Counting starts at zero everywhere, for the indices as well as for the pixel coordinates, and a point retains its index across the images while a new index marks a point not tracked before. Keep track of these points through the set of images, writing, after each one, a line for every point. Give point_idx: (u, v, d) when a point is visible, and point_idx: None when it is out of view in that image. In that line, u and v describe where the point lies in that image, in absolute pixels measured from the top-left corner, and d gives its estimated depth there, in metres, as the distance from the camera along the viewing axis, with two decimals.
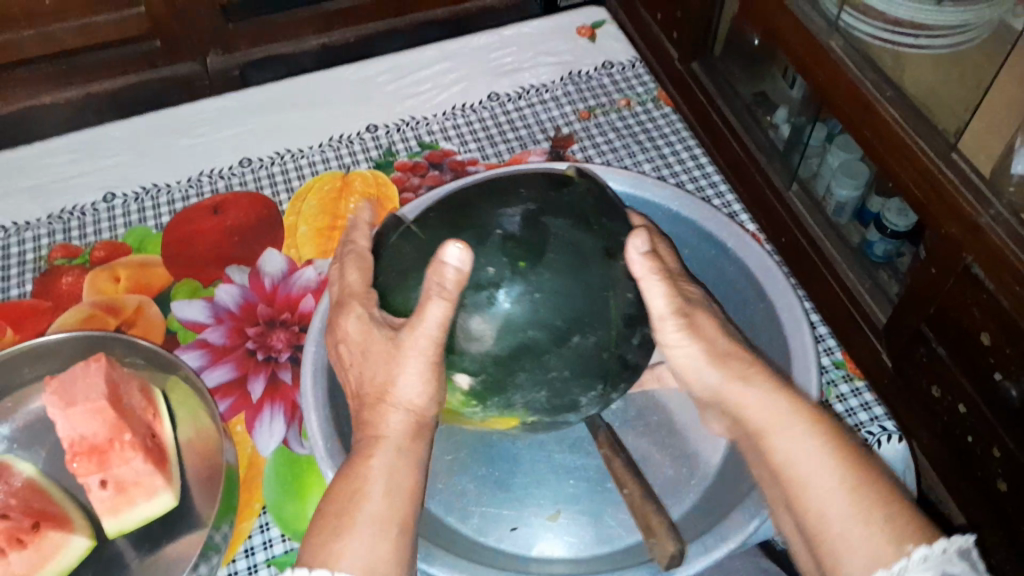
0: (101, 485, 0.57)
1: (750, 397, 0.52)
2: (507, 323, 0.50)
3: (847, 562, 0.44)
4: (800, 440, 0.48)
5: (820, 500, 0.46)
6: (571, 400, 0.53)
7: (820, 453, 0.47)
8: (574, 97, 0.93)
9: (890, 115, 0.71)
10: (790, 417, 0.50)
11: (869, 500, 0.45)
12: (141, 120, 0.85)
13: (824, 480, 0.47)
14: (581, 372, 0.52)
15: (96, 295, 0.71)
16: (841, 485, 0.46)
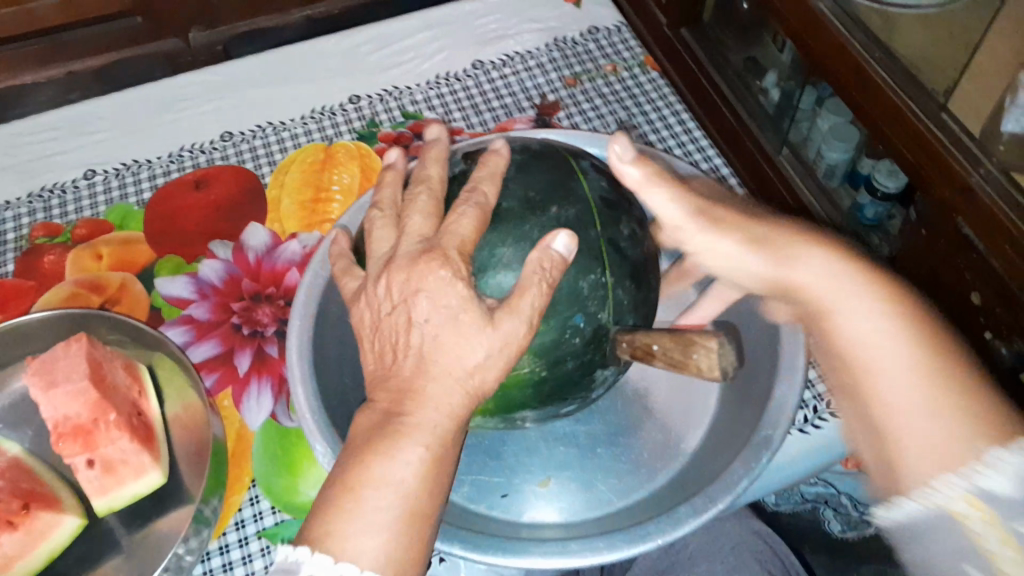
0: (89, 464, 0.57)
1: (813, 284, 0.55)
2: (494, 254, 0.50)
3: (912, 443, 0.49)
4: (862, 318, 0.52)
5: (896, 384, 0.50)
6: (568, 279, 0.50)
7: (880, 329, 0.51)
8: (560, 63, 0.92)
9: (881, 78, 0.70)
10: (852, 300, 0.53)
11: (934, 378, 0.49)
12: (121, 95, 0.84)
13: (893, 359, 0.50)
14: (575, 305, 0.51)
15: (79, 273, 0.71)
16: (912, 362, 0.50)
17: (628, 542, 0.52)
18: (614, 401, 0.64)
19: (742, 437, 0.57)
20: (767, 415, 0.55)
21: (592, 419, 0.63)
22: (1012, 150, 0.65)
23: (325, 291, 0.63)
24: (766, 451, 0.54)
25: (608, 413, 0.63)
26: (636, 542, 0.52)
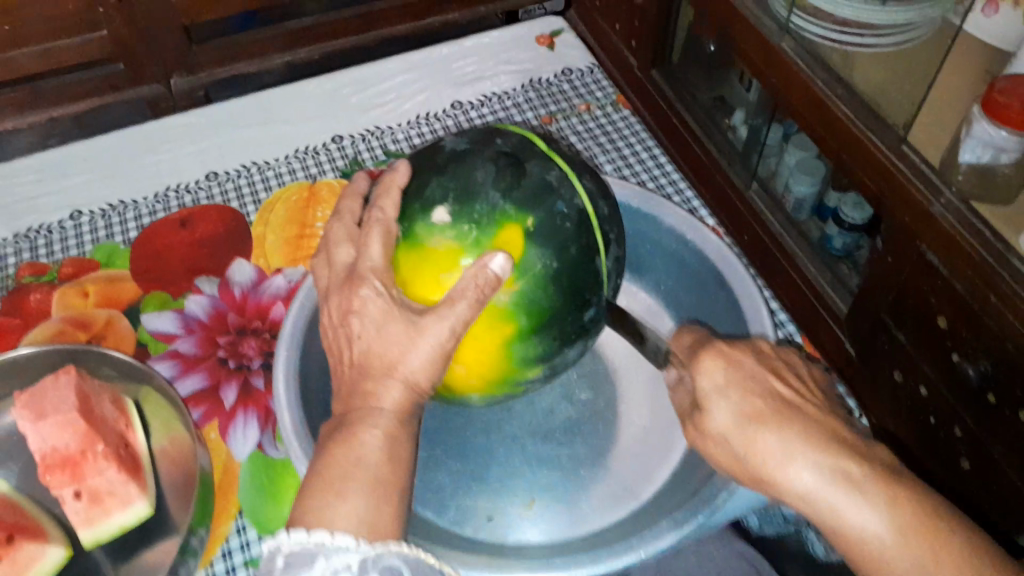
0: (76, 496, 0.57)
1: (781, 451, 0.45)
2: (467, 177, 0.53)
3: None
4: (811, 477, 0.44)
5: (876, 554, 0.42)
6: (539, 177, 0.54)
7: (843, 493, 0.43)
8: (536, 103, 0.95)
9: (844, 113, 0.74)
10: (792, 450, 0.45)
11: (935, 549, 0.41)
12: (106, 137, 0.85)
13: (868, 527, 0.42)
14: (549, 193, 0.54)
15: (65, 310, 0.72)
16: (887, 528, 0.42)
17: (611, 556, 0.53)
18: (597, 425, 0.65)
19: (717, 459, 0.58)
20: None
21: (573, 441, 0.64)
22: (970, 180, 0.68)
23: (310, 323, 0.64)
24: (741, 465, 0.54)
25: (590, 435, 0.65)
26: (621, 555, 0.53)
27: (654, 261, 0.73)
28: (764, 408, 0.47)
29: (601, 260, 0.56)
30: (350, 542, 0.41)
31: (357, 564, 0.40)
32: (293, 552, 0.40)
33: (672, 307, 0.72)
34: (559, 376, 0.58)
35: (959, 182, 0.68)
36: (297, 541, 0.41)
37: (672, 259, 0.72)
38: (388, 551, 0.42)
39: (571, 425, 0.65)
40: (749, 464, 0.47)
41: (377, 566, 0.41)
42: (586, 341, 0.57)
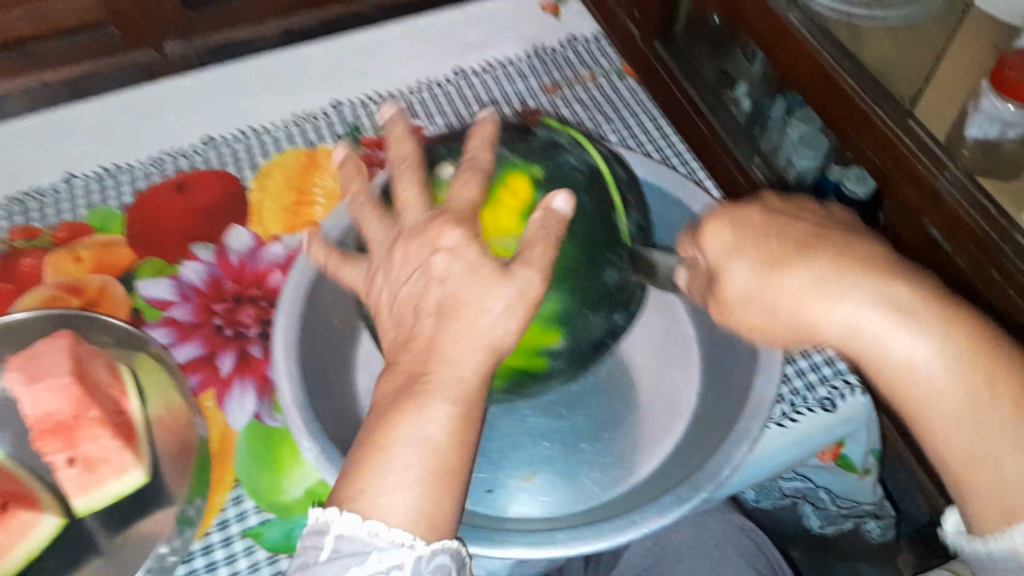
0: (68, 462, 0.56)
1: (826, 299, 0.45)
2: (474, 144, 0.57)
3: (969, 460, 0.42)
4: (859, 312, 0.44)
5: (927, 391, 0.42)
6: (546, 138, 0.57)
7: (893, 327, 0.43)
8: (539, 71, 0.93)
9: (850, 86, 0.72)
10: (839, 296, 0.44)
11: (981, 377, 0.41)
12: (99, 100, 0.83)
13: (919, 355, 0.42)
14: (555, 150, 0.56)
15: (59, 276, 0.70)
16: (932, 359, 0.42)
17: (613, 532, 0.52)
18: (598, 398, 0.64)
19: (720, 434, 0.57)
20: (748, 407, 0.56)
21: (574, 415, 0.64)
22: (974, 155, 0.69)
23: (309, 291, 0.63)
24: (745, 439, 0.55)
25: (591, 408, 0.64)
26: (622, 531, 0.52)
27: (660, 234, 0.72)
28: (785, 249, 0.47)
29: (618, 219, 0.57)
30: (406, 538, 0.40)
31: (410, 564, 0.40)
32: (341, 537, 0.41)
33: None
34: (592, 356, 0.55)
35: (965, 158, 0.69)
36: (346, 525, 0.41)
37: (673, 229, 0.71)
38: (440, 548, 0.42)
39: (573, 397, 0.64)
40: (790, 313, 0.46)
41: (429, 566, 0.41)
42: (614, 303, 0.55)
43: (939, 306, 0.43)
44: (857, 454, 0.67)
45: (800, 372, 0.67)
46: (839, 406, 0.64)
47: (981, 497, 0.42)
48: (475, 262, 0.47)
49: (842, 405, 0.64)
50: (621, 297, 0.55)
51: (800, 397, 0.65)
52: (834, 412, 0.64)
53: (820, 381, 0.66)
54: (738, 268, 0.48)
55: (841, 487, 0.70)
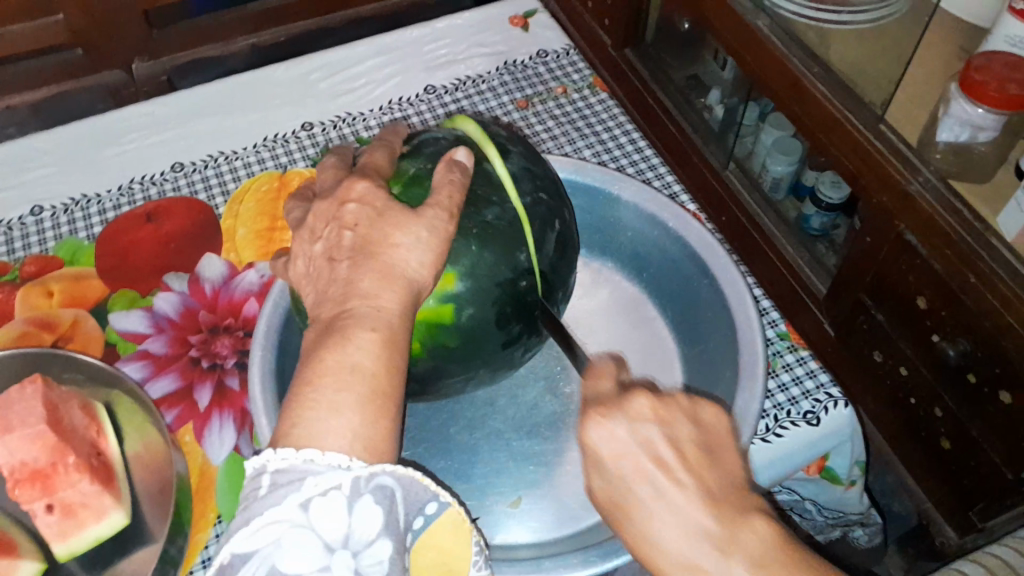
0: (47, 511, 0.54)
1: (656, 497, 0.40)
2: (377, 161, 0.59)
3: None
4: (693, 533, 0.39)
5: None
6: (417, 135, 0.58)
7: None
8: (511, 86, 0.92)
9: (820, 92, 0.73)
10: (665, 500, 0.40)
11: None
12: (65, 129, 0.82)
13: None
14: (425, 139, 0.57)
15: (29, 312, 0.69)
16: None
17: (602, 556, 0.52)
18: None
19: None
20: (731, 423, 0.57)
21: (559, 438, 0.63)
22: (946, 159, 0.71)
23: (286, 320, 0.62)
24: None
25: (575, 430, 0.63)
26: (609, 556, 0.52)
27: (638, 250, 0.72)
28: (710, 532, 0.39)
29: (494, 165, 0.55)
30: (344, 460, 0.39)
31: (348, 484, 0.39)
32: (279, 470, 0.38)
33: (654, 295, 0.71)
34: (509, 302, 0.54)
35: (936, 161, 0.70)
36: (283, 458, 0.38)
37: (649, 244, 0.71)
38: (383, 469, 0.40)
39: (556, 419, 0.64)
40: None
41: (370, 485, 0.39)
42: (509, 239, 0.53)
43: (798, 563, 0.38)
44: (842, 465, 0.68)
45: (783, 386, 0.68)
46: (821, 419, 0.65)
47: None
48: (381, 210, 0.47)
49: (825, 418, 0.65)
50: (519, 232, 0.54)
51: (784, 410, 0.66)
52: (817, 426, 0.65)
53: (802, 394, 0.67)
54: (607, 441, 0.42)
55: (825, 494, 0.70)
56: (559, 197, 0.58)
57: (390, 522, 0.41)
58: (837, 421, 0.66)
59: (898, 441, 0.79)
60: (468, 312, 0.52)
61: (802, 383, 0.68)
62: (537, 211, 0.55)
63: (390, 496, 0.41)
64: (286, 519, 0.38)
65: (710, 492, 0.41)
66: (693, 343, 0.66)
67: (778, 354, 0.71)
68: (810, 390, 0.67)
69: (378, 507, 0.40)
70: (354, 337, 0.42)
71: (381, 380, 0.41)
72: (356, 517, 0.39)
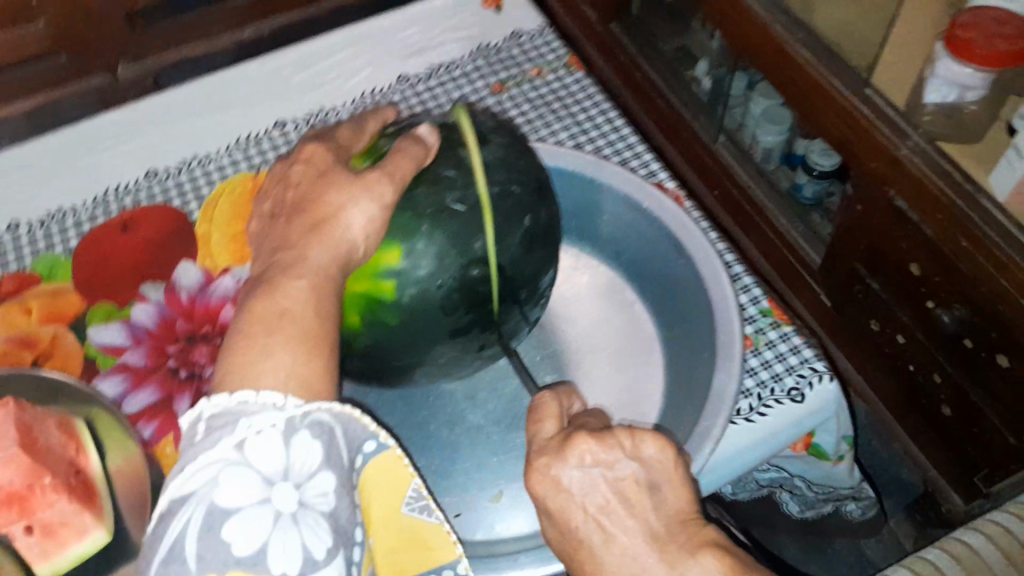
0: (27, 531, 0.54)
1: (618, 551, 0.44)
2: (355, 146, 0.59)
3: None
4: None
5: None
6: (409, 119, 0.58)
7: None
8: (484, 71, 0.89)
9: (803, 57, 0.76)
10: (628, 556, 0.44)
11: None
12: (37, 142, 0.81)
13: None
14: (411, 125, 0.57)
15: (8, 330, 0.69)
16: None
17: None
18: None
19: (686, 432, 0.58)
20: (709, 406, 0.57)
21: None
22: (936, 122, 0.71)
23: None
24: (708, 440, 0.55)
25: None
26: None
27: (615, 233, 0.70)
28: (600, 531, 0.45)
29: (470, 152, 0.54)
30: (277, 399, 0.39)
31: (283, 421, 0.39)
32: (215, 415, 0.40)
33: (634, 279, 0.69)
34: (461, 291, 0.53)
35: (925, 124, 0.71)
36: (218, 404, 0.40)
37: (626, 226, 0.69)
38: (315, 406, 0.41)
39: None
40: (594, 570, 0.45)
41: (305, 422, 0.40)
42: (464, 229, 0.52)
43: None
44: (828, 443, 0.67)
45: (766, 364, 0.66)
46: (806, 396, 0.64)
47: None
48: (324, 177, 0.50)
49: (809, 394, 0.64)
50: (479, 221, 0.52)
51: (767, 388, 0.65)
52: (802, 402, 0.64)
53: (786, 370, 0.66)
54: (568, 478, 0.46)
55: (813, 472, 0.71)
56: (539, 193, 0.56)
57: (332, 458, 0.41)
58: (822, 397, 0.64)
59: (904, 410, 0.87)
60: (421, 299, 0.52)
61: (786, 360, 0.66)
62: (505, 209, 0.53)
63: (327, 431, 0.41)
64: (221, 459, 0.38)
65: (647, 514, 0.46)
66: (674, 325, 0.65)
67: (761, 331, 0.68)
68: (794, 365, 0.66)
69: (317, 441, 0.40)
70: (285, 286, 0.44)
71: (311, 322, 0.43)
72: (295, 453, 0.39)
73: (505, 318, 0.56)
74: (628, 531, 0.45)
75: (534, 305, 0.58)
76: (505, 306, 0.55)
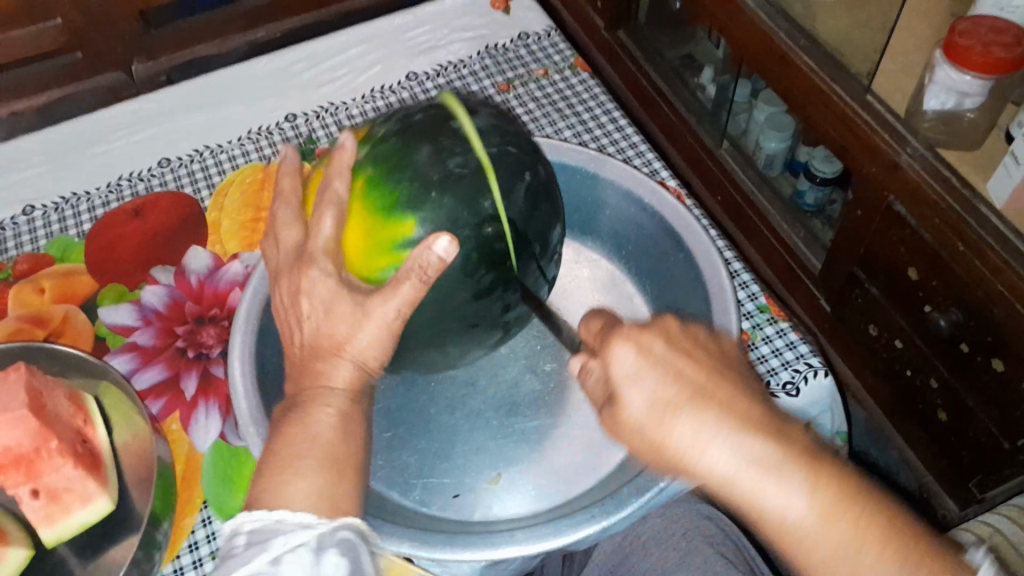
0: (33, 495, 0.56)
1: (690, 421, 0.42)
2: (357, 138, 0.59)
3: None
4: (724, 452, 0.41)
5: (806, 552, 0.40)
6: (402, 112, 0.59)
7: (773, 479, 0.40)
8: (492, 70, 0.91)
9: (806, 66, 0.77)
10: (702, 424, 0.42)
11: (843, 519, 0.39)
12: (53, 129, 0.83)
13: (790, 509, 0.40)
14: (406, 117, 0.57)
15: (21, 308, 0.71)
16: (810, 510, 0.40)
17: (574, 527, 0.54)
18: (561, 398, 0.65)
19: None
20: None
21: (537, 416, 0.64)
22: (935, 127, 0.72)
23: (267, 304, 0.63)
24: None
25: (554, 408, 0.64)
26: (582, 527, 0.54)
27: (616, 227, 0.72)
28: (685, 389, 0.43)
29: (461, 123, 0.56)
30: (310, 519, 0.42)
31: (313, 539, 0.42)
32: (252, 530, 0.42)
33: (632, 272, 0.71)
34: (480, 266, 0.54)
35: (924, 131, 0.72)
36: (255, 519, 0.43)
37: (627, 220, 0.71)
38: (338, 524, 0.44)
39: (535, 399, 0.65)
40: (661, 449, 0.43)
41: (332, 540, 0.43)
42: (468, 188, 0.53)
43: (821, 473, 0.40)
44: None
45: (762, 358, 0.68)
46: (801, 390, 0.66)
47: None
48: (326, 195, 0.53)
49: (804, 389, 0.66)
50: (482, 181, 0.54)
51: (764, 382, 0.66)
52: (797, 397, 0.65)
53: (782, 365, 0.67)
54: (626, 354, 0.45)
55: None
56: (533, 151, 0.58)
57: (358, 572, 0.43)
58: (817, 392, 0.66)
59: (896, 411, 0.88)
60: (434, 272, 0.53)
61: (782, 354, 0.68)
62: (501, 164, 0.55)
63: (350, 549, 0.43)
64: (255, 574, 0.40)
65: (691, 372, 0.44)
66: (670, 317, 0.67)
67: (758, 326, 0.70)
68: (789, 360, 0.67)
69: (342, 558, 0.42)
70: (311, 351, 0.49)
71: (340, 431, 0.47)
72: (325, 569, 0.42)
73: (524, 276, 0.57)
74: (666, 388, 0.43)
75: (550, 261, 0.60)
76: (524, 257, 0.56)
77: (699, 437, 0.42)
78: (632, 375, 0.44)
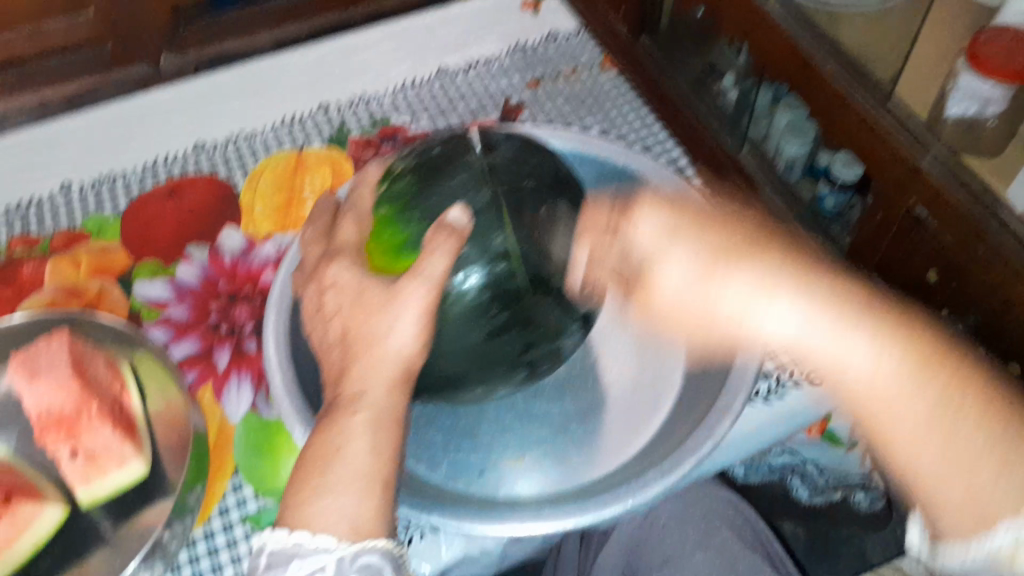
0: (72, 456, 0.57)
1: (728, 275, 0.55)
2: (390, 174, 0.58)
3: (942, 494, 0.46)
4: (778, 308, 0.53)
5: (898, 420, 0.48)
6: (434, 154, 0.57)
7: (843, 340, 0.50)
8: (522, 66, 0.93)
9: (829, 74, 0.80)
10: (739, 276, 0.55)
11: (909, 384, 0.48)
12: (94, 113, 0.85)
13: (856, 360, 0.49)
14: (439, 163, 0.56)
15: (58, 280, 0.72)
16: (880, 367, 0.49)
17: (600, 504, 0.54)
18: (587, 379, 0.65)
19: (707, 405, 0.59)
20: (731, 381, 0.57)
21: (565, 396, 0.64)
22: (954, 132, 0.74)
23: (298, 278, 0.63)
24: (727, 413, 0.56)
25: (581, 391, 0.65)
26: (608, 504, 0.53)
27: None
28: (721, 249, 0.57)
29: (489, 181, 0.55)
30: (329, 543, 0.45)
31: (332, 564, 0.45)
32: (275, 551, 0.46)
33: None
34: (499, 314, 0.54)
35: (943, 141, 0.74)
36: (276, 540, 0.46)
37: None
38: (361, 549, 0.45)
39: (563, 379, 0.65)
40: (714, 314, 0.58)
41: (354, 565, 0.45)
42: (485, 227, 0.53)
43: (928, 352, 0.48)
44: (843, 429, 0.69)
45: None
46: None
47: (949, 497, 0.46)
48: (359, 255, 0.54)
49: None
50: (500, 219, 0.53)
51: None
52: None
53: None
54: (649, 227, 0.58)
55: (828, 457, 0.72)
56: (558, 183, 0.57)
57: None
58: None
59: None
60: (460, 297, 0.53)
61: None
62: (513, 197, 0.54)
63: (376, 574, 0.46)
64: None
65: (705, 240, 0.57)
66: None
67: None
68: None
69: None
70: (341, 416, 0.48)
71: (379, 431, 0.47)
72: None
73: (538, 311, 0.55)
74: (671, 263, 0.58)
75: (572, 295, 0.57)
76: (537, 294, 0.55)
77: (794, 317, 0.53)
78: (656, 250, 0.58)
